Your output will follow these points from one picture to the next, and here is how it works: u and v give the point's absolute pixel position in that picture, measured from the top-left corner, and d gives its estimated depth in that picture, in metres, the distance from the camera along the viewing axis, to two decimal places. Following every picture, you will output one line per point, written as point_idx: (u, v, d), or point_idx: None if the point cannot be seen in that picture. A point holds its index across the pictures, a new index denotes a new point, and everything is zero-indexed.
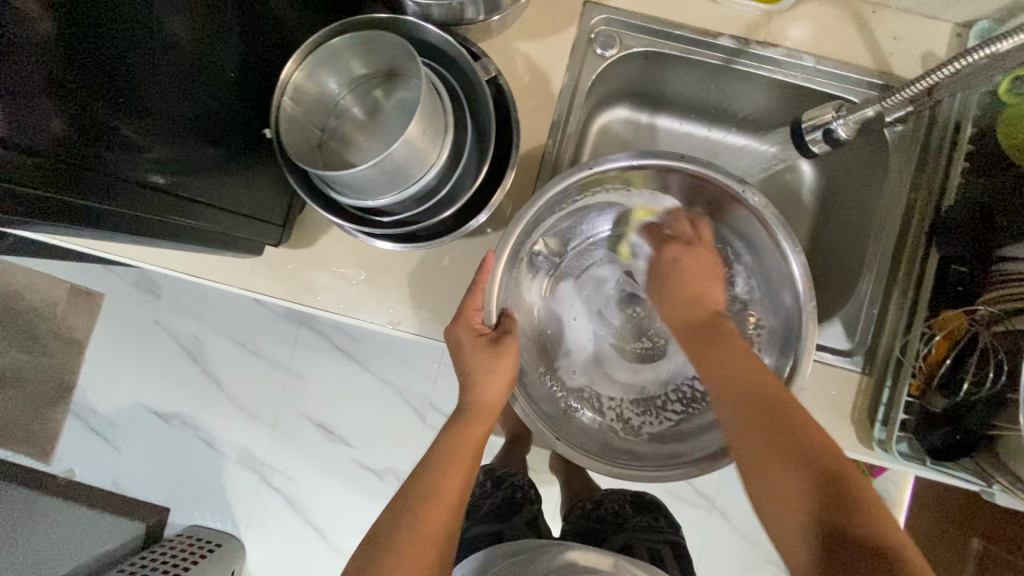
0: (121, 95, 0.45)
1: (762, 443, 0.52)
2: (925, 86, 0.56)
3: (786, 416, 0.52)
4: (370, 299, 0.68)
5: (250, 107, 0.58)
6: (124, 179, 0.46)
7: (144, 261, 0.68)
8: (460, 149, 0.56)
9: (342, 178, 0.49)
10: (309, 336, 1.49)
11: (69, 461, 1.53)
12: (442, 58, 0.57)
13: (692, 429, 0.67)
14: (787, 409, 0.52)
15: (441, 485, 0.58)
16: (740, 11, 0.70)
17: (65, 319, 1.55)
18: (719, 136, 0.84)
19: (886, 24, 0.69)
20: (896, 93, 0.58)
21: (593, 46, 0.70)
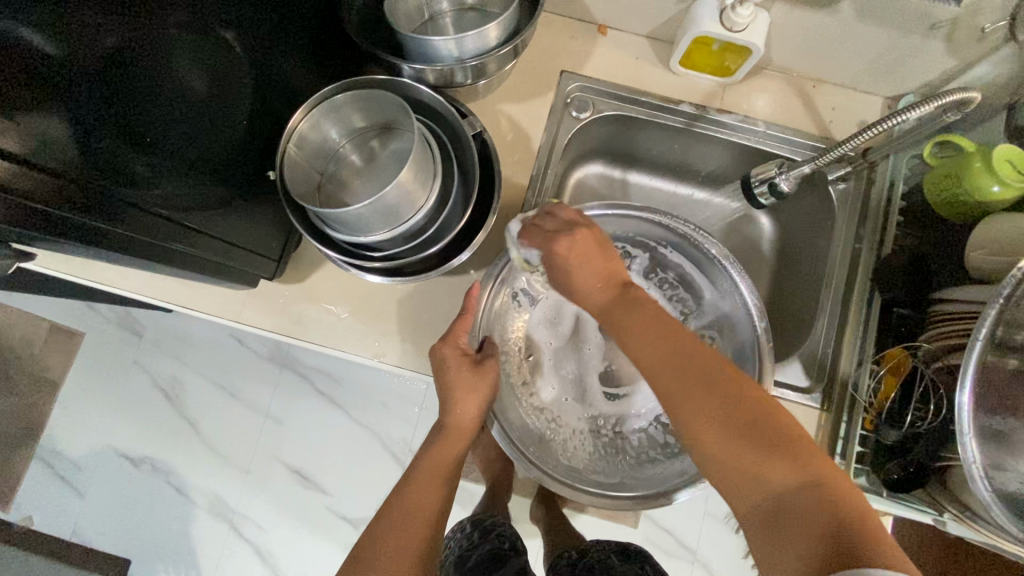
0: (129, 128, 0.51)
1: (690, 397, 0.48)
2: (858, 144, 0.64)
3: (711, 373, 0.48)
4: (358, 332, 0.72)
5: (257, 152, 0.63)
6: (131, 206, 0.49)
7: (142, 293, 0.72)
8: (447, 196, 0.62)
9: (338, 216, 0.54)
10: (291, 378, 1.49)
11: (30, 507, 1.47)
12: (434, 115, 0.64)
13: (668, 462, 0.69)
14: (686, 350, 0.50)
15: (420, 502, 0.60)
16: (698, 83, 0.79)
17: (40, 357, 1.52)
18: (685, 192, 0.92)
19: (825, 98, 0.79)
20: (830, 151, 0.67)
21: (569, 108, 0.78)
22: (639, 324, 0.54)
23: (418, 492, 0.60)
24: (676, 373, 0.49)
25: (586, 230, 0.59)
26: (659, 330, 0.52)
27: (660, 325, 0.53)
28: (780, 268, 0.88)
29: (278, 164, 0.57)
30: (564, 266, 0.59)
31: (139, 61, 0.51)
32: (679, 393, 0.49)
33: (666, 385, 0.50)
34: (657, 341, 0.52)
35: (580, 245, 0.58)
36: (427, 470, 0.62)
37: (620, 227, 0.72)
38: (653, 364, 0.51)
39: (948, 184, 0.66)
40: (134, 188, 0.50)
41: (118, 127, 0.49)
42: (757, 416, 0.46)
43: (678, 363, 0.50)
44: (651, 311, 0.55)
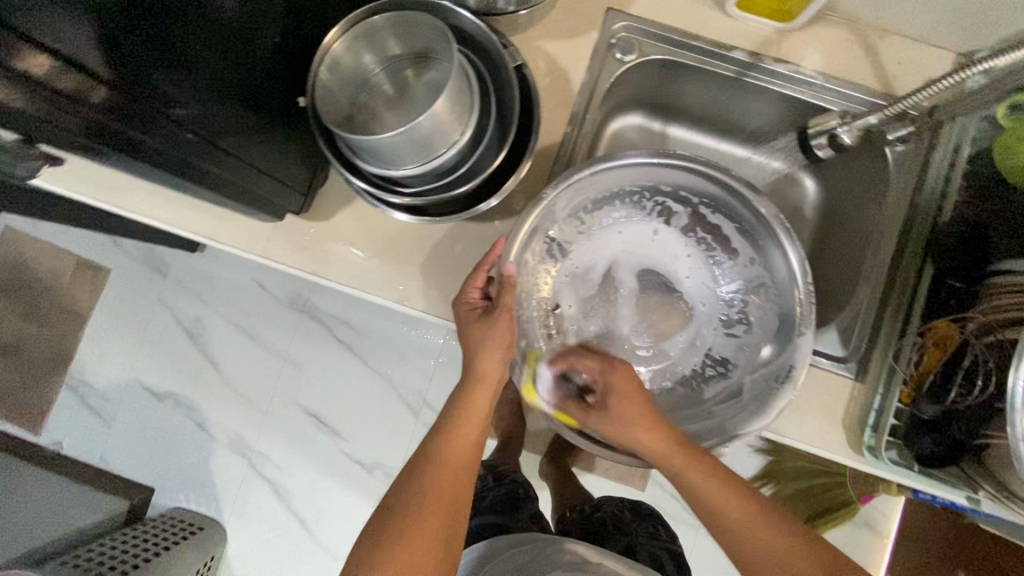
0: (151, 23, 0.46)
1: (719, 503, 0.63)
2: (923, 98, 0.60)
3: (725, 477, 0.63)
4: (383, 275, 0.71)
5: (287, 77, 0.60)
6: (164, 127, 0.48)
7: (168, 223, 0.71)
8: (482, 132, 0.59)
9: (368, 144, 0.52)
10: (311, 325, 1.50)
11: (58, 434, 1.51)
12: (472, 46, 0.60)
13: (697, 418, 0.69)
14: (680, 455, 0.62)
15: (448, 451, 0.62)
16: (754, 28, 0.73)
17: (67, 290, 1.55)
18: (727, 148, 0.87)
19: (892, 50, 0.73)
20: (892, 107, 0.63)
21: (613, 50, 0.73)
22: (666, 469, 0.64)
23: (447, 442, 0.63)
24: (707, 486, 0.63)
25: (623, 369, 0.66)
26: (638, 420, 0.64)
27: (653, 433, 0.63)
28: (822, 235, 0.84)
29: (308, 89, 0.54)
30: (625, 399, 0.65)
31: None
32: (717, 504, 0.63)
33: (686, 491, 0.63)
34: (678, 458, 0.63)
35: (619, 381, 0.66)
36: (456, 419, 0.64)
37: (663, 178, 0.68)
38: (687, 480, 0.63)
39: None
40: (169, 105, 0.48)
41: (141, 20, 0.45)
42: (733, 484, 0.64)
43: (709, 479, 0.63)
44: (619, 386, 0.66)
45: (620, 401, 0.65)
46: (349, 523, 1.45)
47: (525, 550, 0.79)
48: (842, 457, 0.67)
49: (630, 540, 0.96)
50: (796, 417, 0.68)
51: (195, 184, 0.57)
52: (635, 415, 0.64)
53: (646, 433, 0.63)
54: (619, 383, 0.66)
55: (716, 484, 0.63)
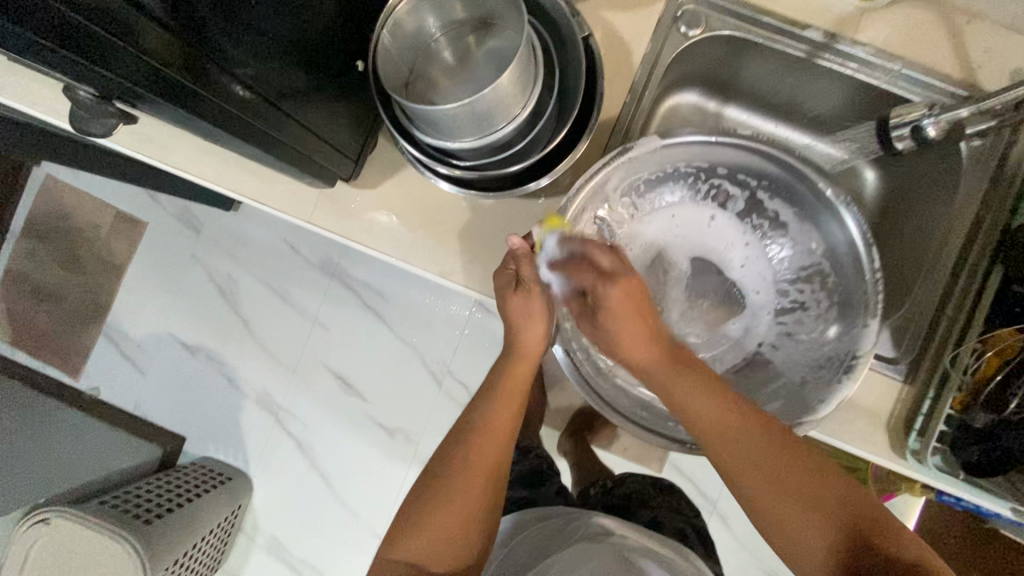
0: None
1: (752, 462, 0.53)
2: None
3: (779, 433, 0.54)
4: (427, 247, 0.70)
5: (343, 39, 0.58)
6: (220, 85, 0.47)
7: (216, 183, 0.71)
8: (541, 107, 0.57)
9: (430, 114, 0.51)
10: (340, 289, 1.51)
11: (95, 379, 1.57)
12: (536, 13, 0.58)
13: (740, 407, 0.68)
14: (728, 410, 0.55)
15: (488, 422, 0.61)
16: (831, 5, 0.69)
17: (106, 241, 1.58)
18: (787, 133, 0.84)
19: (979, 37, 0.68)
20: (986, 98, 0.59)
21: (678, 24, 0.70)
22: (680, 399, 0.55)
23: (488, 414, 0.62)
24: (735, 432, 0.54)
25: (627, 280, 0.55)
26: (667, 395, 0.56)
27: (701, 381, 0.55)
28: (879, 228, 0.80)
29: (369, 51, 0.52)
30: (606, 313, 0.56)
31: None
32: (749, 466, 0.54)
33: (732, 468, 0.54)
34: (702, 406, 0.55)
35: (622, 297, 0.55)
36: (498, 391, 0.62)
37: (724, 159, 0.65)
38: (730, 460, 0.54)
39: None
40: (216, 55, 0.46)
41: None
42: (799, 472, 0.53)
43: (728, 430, 0.54)
44: (615, 311, 0.55)
45: (619, 309, 0.55)
46: (369, 483, 1.50)
47: (554, 522, 0.82)
48: (886, 459, 0.65)
49: (655, 513, 0.96)
50: (840, 415, 0.67)
51: (237, 145, 0.54)
52: (691, 390, 0.55)
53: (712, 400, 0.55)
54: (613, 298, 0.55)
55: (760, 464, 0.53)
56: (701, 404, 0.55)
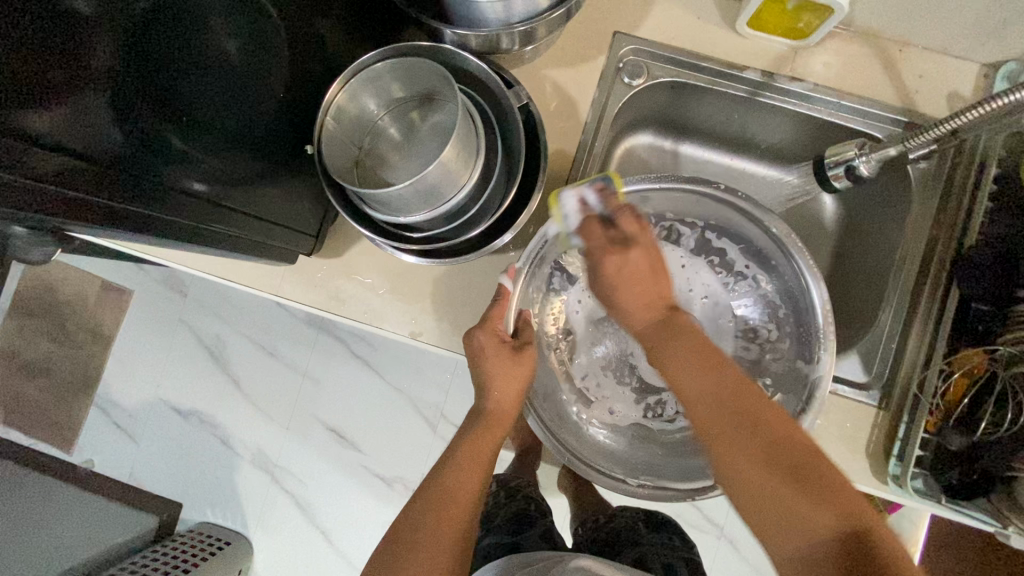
0: (153, 89, 0.46)
1: (746, 465, 0.47)
2: (954, 127, 0.58)
3: (768, 429, 0.48)
4: (394, 310, 0.71)
5: (295, 125, 0.60)
6: (173, 188, 0.49)
7: (183, 264, 0.72)
8: (489, 172, 0.58)
9: (379, 196, 0.52)
10: (328, 341, 1.52)
11: (89, 451, 1.57)
12: (475, 84, 0.59)
13: None
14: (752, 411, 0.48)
15: (460, 481, 0.60)
16: (767, 46, 0.71)
17: (93, 313, 1.59)
18: (741, 165, 0.85)
19: (911, 64, 0.70)
20: (919, 134, 0.60)
21: (621, 75, 0.72)
22: (680, 369, 0.51)
23: (460, 473, 0.61)
24: (731, 419, 0.48)
25: (527, 356, 0.63)
26: (694, 362, 0.51)
27: (701, 358, 0.51)
28: (841, 252, 0.82)
29: (314, 137, 0.54)
30: (619, 279, 0.54)
31: (179, 30, 0.47)
32: (740, 463, 0.48)
33: (722, 451, 0.49)
34: (718, 390, 0.50)
35: (637, 262, 0.53)
36: (468, 449, 0.62)
37: (674, 203, 0.68)
38: (735, 457, 0.48)
39: None
40: (168, 164, 0.48)
41: (149, 83, 0.46)
42: (787, 451, 0.47)
43: (755, 427, 0.48)
44: (629, 269, 0.53)
45: (622, 271, 0.53)
46: (369, 536, 1.47)
47: (533, 569, 0.79)
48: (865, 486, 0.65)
49: (642, 551, 0.93)
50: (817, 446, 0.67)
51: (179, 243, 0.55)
52: (696, 357, 0.51)
53: (721, 390, 0.50)
54: (629, 254, 0.53)
55: (751, 441, 0.48)
56: (710, 386, 0.50)
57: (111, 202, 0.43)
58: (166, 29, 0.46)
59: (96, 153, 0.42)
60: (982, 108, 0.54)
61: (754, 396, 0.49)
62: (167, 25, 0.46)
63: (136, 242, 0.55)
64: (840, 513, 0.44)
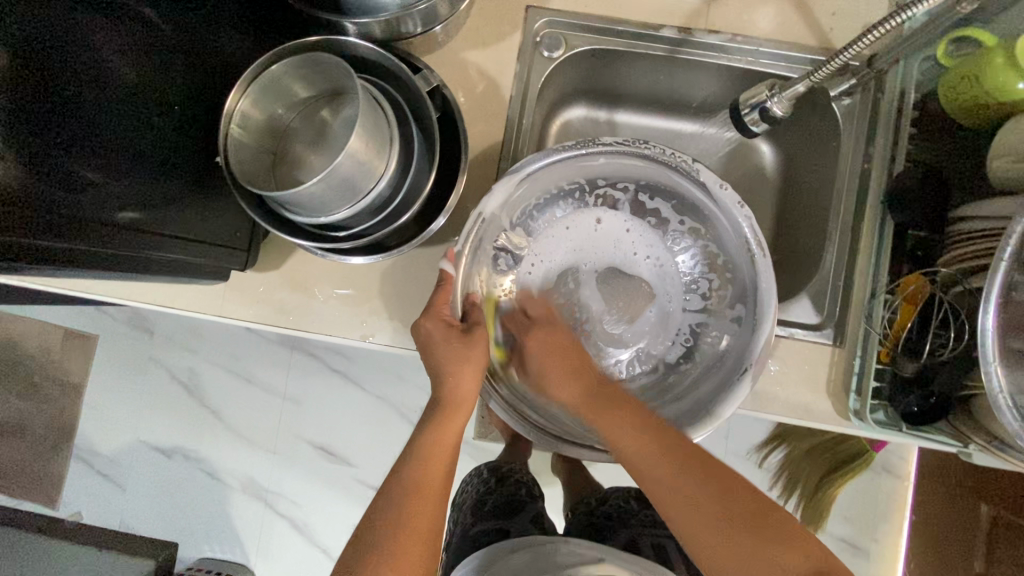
0: (33, 109, 0.42)
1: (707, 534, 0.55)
2: (854, 54, 0.57)
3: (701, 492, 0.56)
4: (342, 314, 0.69)
5: (203, 136, 0.59)
6: (99, 220, 0.48)
7: (119, 297, 0.70)
8: (409, 158, 0.57)
9: (295, 198, 0.50)
10: (303, 358, 1.50)
11: (75, 504, 1.53)
12: (384, 74, 0.58)
13: (680, 392, 0.68)
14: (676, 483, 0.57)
15: (421, 477, 0.59)
16: (679, 2, 0.71)
17: (59, 363, 1.55)
18: (677, 126, 0.85)
19: (824, 1, 0.71)
20: (826, 65, 0.60)
21: (540, 48, 0.72)
22: (664, 497, 0.58)
23: (421, 471, 0.60)
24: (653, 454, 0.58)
25: (480, 335, 0.62)
26: (640, 438, 0.59)
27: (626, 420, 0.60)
28: (786, 200, 0.82)
29: (220, 147, 0.52)
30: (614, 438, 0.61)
31: (68, 55, 0.45)
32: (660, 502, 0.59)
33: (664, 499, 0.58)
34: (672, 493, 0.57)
35: (613, 412, 0.61)
36: (427, 447, 0.61)
37: (599, 168, 0.68)
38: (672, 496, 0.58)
39: (966, 83, 0.59)
40: (89, 198, 0.47)
41: (32, 108, 0.42)
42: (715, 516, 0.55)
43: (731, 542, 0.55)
44: (548, 343, 0.66)
45: (552, 360, 0.65)
46: None
47: (521, 559, 0.77)
48: (832, 425, 0.66)
49: (632, 533, 0.93)
50: (779, 393, 0.67)
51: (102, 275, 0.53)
52: (630, 437, 0.59)
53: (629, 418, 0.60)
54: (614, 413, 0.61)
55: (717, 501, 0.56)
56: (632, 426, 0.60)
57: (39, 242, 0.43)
58: (55, 57, 0.44)
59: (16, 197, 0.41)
60: (881, 28, 0.53)
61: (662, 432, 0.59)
62: (41, 41, 0.43)
63: (73, 277, 0.54)
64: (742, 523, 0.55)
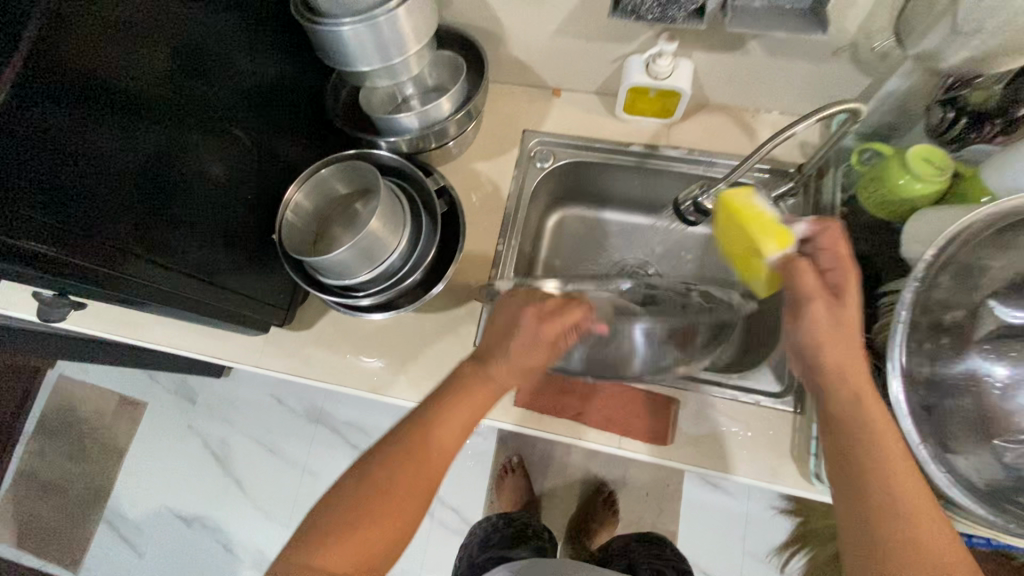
0: (147, 186, 0.56)
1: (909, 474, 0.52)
2: (763, 156, 0.68)
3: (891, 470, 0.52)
4: (357, 369, 0.82)
5: (266, 221, 0.76)
6: (174, 270, 0.61)
7: (178, 348, 0.85)
8: (418, 238, 0.72)
9: (325, 264, 0.65)
10: (327, 432, 1.60)
11: (96, 569, 1.59)
12: (404, 176, 0.76)
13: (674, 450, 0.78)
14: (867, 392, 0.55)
15: (444, 426, 0.62)
16: (645, 126, 0.89)
17: (109, 428, 1.70)
18: (655, 223, 0.99)
19: (764, 125, 0.87)
20: (740, 167, 0.71)
21: (533, 160, 0.90)
22: (877, 479, 0.52)
23: (441, 409, 0.63)
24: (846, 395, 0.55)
25: (498, 369, 0.64)
26: (850, 377, 0.55)
27: (852, 390, 0.55)
28: None
29: (278, 226, 0.69)
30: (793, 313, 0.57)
31: (183, 150, 0.60)
32: (849, 487, 0.53)
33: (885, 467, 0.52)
34: (896, 468, 0.52)
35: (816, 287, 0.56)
36: (460, 387, 0.64)
37: None
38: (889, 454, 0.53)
39: (734, 231, 0.63)
40: (171, 252, 0.61)
41: (150, 185, 0.57)
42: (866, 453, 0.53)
43: (914, 548, 0.49)
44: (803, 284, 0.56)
45: (844, 352, 0.56)
46: None
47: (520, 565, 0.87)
48: (797, 489, 0.71)
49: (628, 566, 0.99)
50: (744, 455, 0.73)
51: (162, 308, 0.65)
52: (846, 384, 0.55)
53: (835, 346, 0.56)
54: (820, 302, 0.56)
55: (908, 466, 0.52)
56: (848, 356, 0.55)
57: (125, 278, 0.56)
58: (175, 151, 0.59)
59: (120, 246, 0.55)
60: (779, 137, 0.64)
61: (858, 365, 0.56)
62: (169, 138, 0.58)
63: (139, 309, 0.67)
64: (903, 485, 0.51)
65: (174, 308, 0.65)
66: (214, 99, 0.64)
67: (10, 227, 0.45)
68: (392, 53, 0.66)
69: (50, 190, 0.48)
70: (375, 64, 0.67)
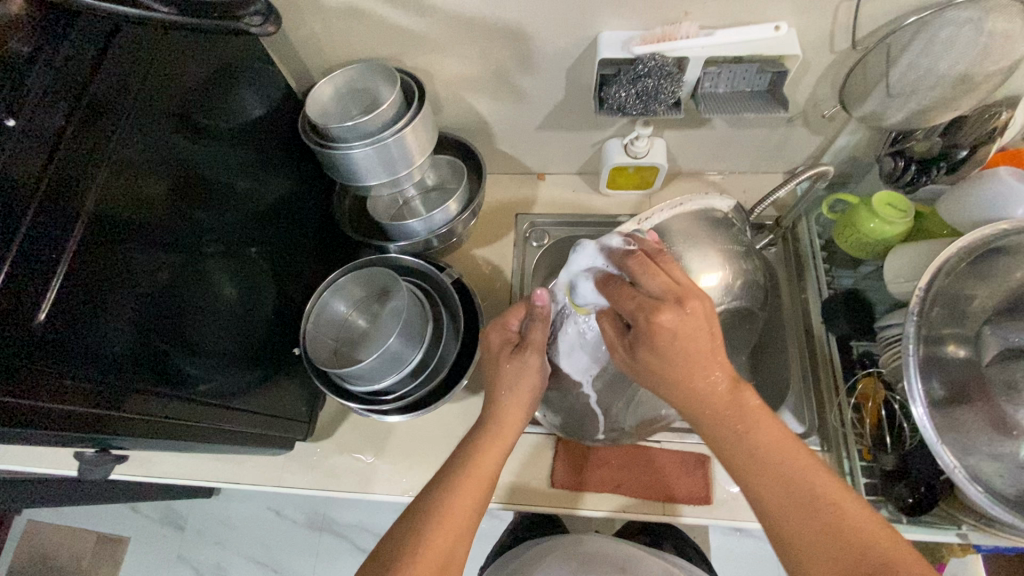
0: (163, 319, 0.53)
1: (789, 469, 0.50)
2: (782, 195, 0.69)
3: (800, 486, 0.49)
4: (386, 473, 0.79)
5: (280, 335, 0.75)
6: (190, 400, 0.57)
7: (191, 479, 0.81)
8: (439, 332, 0.74)
9: (355, 373, 0.65)
10: (332, 540, 1.50)
11: None
12: (417, 274, 0.79)
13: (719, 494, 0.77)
14: (732, 403, 0.52)
15: (477, 470, 0.59)
16: (628, 197, 0.96)
17: (87, 572, 1.54)
18: None
19: (735, 185, 0.95)
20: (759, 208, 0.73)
21: (530, 241, 0.94)
22: (754, 480, 0.51)
23: (439, 512, 0.55)
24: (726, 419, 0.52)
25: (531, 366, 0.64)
26: (693, 345, 0.51)
27: (707, 393, 0.52)
28: None
29: (302, 340, 0.69)
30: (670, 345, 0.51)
31: (194, 274, 0.58)
32: (761, 510, 0.51)
33: (747, 466, 0.51)
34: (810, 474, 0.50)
35: (685, 324, 0.50)
36: (486, 425, 0.64)
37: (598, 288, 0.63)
38: (768, 448, 0.51)
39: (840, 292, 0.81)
40: (186, 382, 0.57)
41: (167, 316, 0.54)
42: (752, 458, 0.51)
43: (836, 543, 0.47)
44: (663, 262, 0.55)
45: (668, 339, 0.51)
46: None
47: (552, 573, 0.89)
48: None
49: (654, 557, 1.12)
50: None
51: (170, 445, 0.60)
52: (678, 348, 0.51)
53: (691, 336, 0.51)
54: (670, 319, 0.50)
55: (778, 471, 0.50)
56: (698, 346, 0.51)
57: (141, 418, 0.51)
58: (188, 276, 0.57)
59: (140, 384, 0.50)
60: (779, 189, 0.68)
61: (697, 372, 0.52)
62: (183, 264, 0.56)
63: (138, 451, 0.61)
64: (826, 495, 0.49)
65: (181, 443, 0.60)
66: (220, 220, 0.63)
67: (24, 387, 0.40)
68: (398, 167, 0.70)
69: (65, 337, 0.43)
70: (383, 179, 0.70)
